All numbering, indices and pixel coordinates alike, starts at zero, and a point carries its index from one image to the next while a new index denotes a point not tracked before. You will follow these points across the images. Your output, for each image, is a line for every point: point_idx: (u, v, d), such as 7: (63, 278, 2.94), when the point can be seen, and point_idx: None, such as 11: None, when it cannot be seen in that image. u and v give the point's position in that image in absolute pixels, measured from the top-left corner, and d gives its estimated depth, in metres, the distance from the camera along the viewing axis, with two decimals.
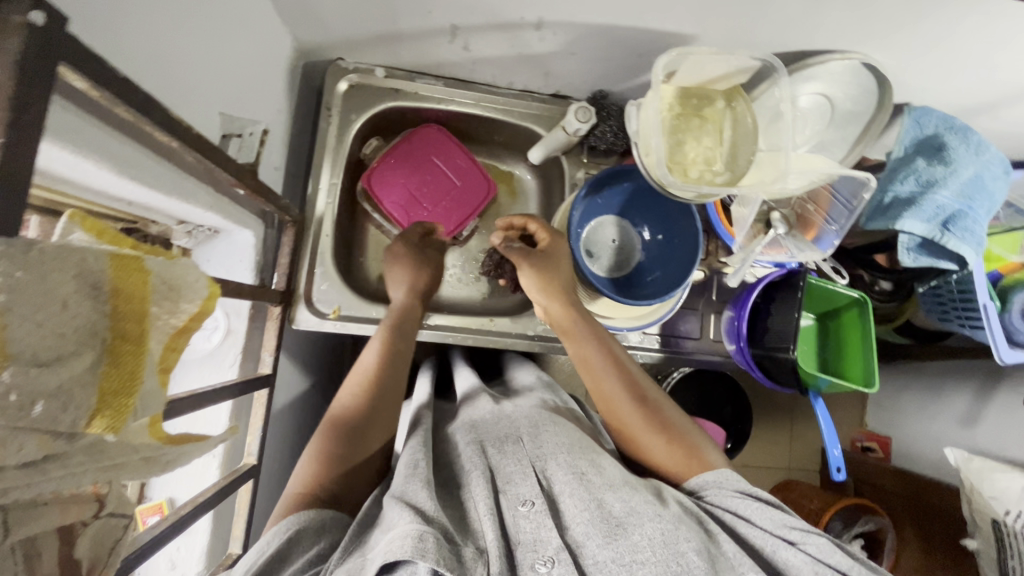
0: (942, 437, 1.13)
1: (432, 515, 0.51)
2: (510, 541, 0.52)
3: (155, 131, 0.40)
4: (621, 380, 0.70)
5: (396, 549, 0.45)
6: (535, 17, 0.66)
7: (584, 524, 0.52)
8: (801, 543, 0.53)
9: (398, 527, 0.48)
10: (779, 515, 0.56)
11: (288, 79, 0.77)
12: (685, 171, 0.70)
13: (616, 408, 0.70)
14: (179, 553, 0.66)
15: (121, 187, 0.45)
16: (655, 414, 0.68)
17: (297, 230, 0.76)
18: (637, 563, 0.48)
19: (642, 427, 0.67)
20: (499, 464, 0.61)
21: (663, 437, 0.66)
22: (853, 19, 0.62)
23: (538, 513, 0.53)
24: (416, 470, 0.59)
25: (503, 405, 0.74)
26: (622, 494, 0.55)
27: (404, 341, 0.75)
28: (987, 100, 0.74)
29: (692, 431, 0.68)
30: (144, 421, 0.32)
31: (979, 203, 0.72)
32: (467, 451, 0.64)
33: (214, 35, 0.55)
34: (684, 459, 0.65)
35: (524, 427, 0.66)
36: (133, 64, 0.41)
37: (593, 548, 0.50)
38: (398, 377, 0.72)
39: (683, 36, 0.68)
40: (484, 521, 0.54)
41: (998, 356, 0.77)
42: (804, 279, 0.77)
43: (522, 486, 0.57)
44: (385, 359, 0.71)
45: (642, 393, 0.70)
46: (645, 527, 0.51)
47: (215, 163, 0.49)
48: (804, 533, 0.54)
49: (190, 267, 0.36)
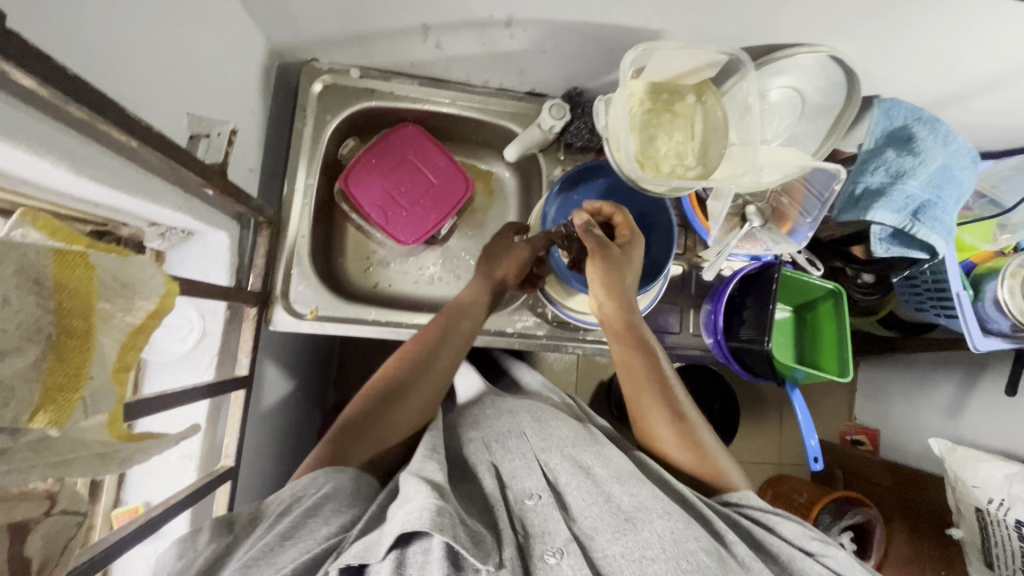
0: (926, 428, 1.14)
1: (446, 493, 0.52)
2: (520, 533, 0.54)
3: (112, 130, 0.40)
4: (664, 383, 0.71)
5: (414, 520, 0.46)
6: (504, 15, 0.66)
7: (592, 518, 0.53)
8: (819, 554, 0.55)
9: (415, 501, 0.50)
10: (796, 525, 0.57)
11: (262, 80, 0.77)
12: (657, 166, 0.70)
13: (649, 407, 0.71)
14: (156, 557, 0.66)
15: (82, 186, 0.44)
16: (690, 422, 0.69)
17: (273, 231, 0.76)
18: (648, 559, 0.48)
19: (675, 432, 0.68)
20: (504, 462, 0.63)
21: (695, 449, 0.67)
22: (816, 14, 0.63)
23: (544, 506, 0.56)
24: (434, 453, 0.61)
25: (506, 399, 0.76)
26: (630, 487, 0.55)
27: (468, 331, 0.74)
28: (955, 92, 0.75)
29: (720, 456, 0.68)
30: (101, 418, 0.33)
31: (947, 193, 0.72)
32: (472, 448, 0.67)
33: (179, 36, 0.55)
34: (708, 472, 0.67)
35: (527, 422, 0.67)
36: (88, 63, 0.41)
37: (603, 542, 0.51)
38: (451, 367, 0.72)
39: (652, 32, 0.68)
40: (495, 513, 0.56)
41: (971, 344, 0.78)
42: (779, 271, 0.78)
43: (527, 480, 0.59)
44: (438, 349, 0.71)
45: (680, 404, 0.70)
46: (655, 523, 0.50)
47: (179, 163, 0.49)
48: (825, 544, 0.55)
49: (145, 265, 0.36)
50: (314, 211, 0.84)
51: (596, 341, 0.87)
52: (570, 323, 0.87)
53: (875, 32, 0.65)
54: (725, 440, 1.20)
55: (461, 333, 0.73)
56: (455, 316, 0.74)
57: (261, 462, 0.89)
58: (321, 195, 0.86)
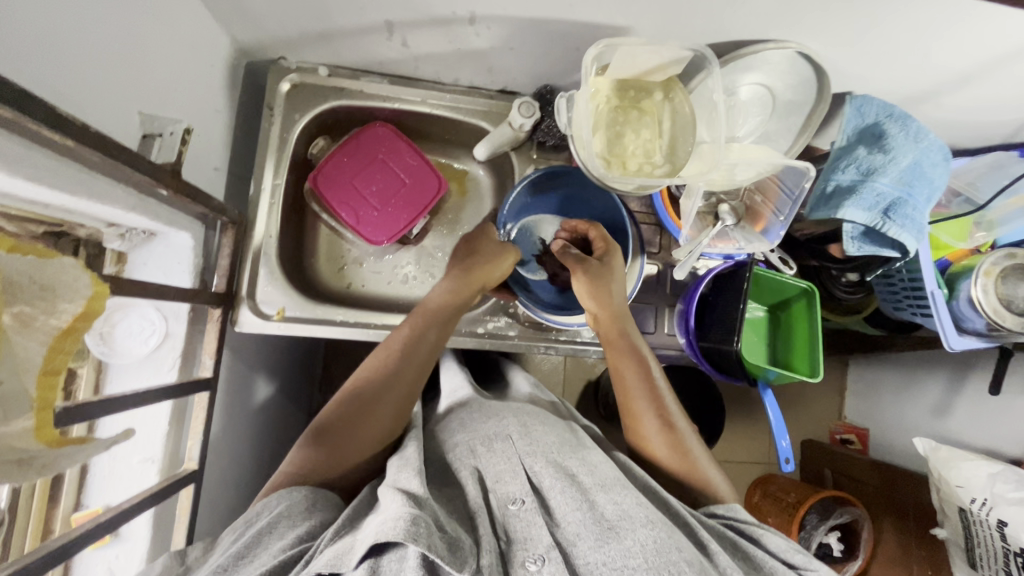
0: (913, 427, 1.14)
1: (423, 500, 0.52)
2: (503, 539, 0.53)
3: (42, 129, 0.39)
4: (654, 391, 0.70)
5: (389, 531, 0.45)
6: (466, 12, 0.66)
7: (577, 524, 0.52)
8: (803, 568, 0.53)
9: (391, 509, 0.49)
10: (781, 539, 0.56)
11: (228, 79, 0.76)
12: (623, 164, 0.71)
13: (639, 414, 0.70)
14: (118, 562, 0.65)
15: (20, 187, 0.44)
16: (679, 429, 0.68)
17: (238, 231, 0.75)
18: (629, 568, 0.47)
19: (663, 440, 0.68)
20: (488, 465, 0.61)
21: (683, 456, 0.67)
22: (779, 10, 0.62)
23: (527, 511, 0.54)
24: (409, 460, 0.59)
25: (491, 402, 0.73)
26: (614, 495, 0.54)
27: (433, 340, 0.72)
28: (926, 88, 0.74)
29: (708, 464, 0.67)
30: (29, 422, 0.33)
31: (918, 190, 0.72)
32: (458, 447, 0.65)
33: (130, 33, 0.54)
34: (696, 480, 0.66)
35: (512, 425, 0.65)
36: (18, 61, 0.40)
37: (584, 549, 0.50)
38: (417, 381, 0.69)
39: (617, 29, 0.68)
40: (478, 518, 0.55)
41: (946, 343, 0.77)
42: (750, 271, 0.77)
43: (511, 483, 0.57)
44: (401, 365, 0.68)
45: (670, 412, 0.70)
46: (637, 532, 0.49)
47: (124, 162, 0.48)
48: (808, 558, 0.54)
49: (68, 265, 0.35)
50: (284, 211, 0.83)
51: (570, 341, 0.86)
52: (543, 324, 0.86)
53: (841, 28, 0.64)
54: (710, 440, 1.20)
55: (426, 347, 0.71)
56: (420, 327, 0.72)
57: (241, 465, 0.88)
58: (293, 194, 0.86)
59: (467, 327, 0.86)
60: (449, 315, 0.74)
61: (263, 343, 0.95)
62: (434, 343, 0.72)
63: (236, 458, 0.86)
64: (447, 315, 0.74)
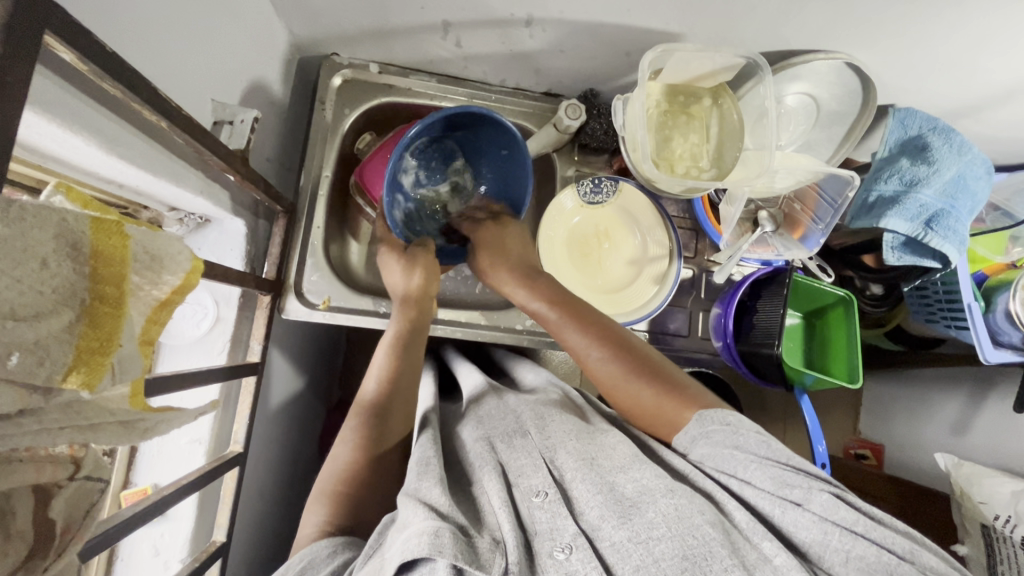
0: (932, 445, 1.07)
1: (446, 513, 0.51)
2: (525, 530, 0.51)
3: (142, 108, 0.40)
4: (600, 344, 0.68)
5: (413, 547, 0.45)
6: (524, 14, 0.67)
7: (598, 507, 0.50)
8: (805, 502, 0.49)
9: (415, 525, 0.48)
10: (780, 472, 0.51)
11: (284, 71, 0.78)
12: (671, 167, 0.73)
13: (595, 368, 0.68)
14: (163, 540, 0.67)
15: (110, 165, 0.45)
16: (636, 370, 0.66)
17: (288, 220, 0.76)
18: (654, 539, 0.45)
19: (624, 384, 0.66)
20: (510, 459, 0.59)
21: (646, 392, 0.64)
22: (836, 22, 0.63)
23: (552, 503, 0.52)
24: (429, 467, 0.58)
25: (507, 399, 0.74)
26: (634, 475, 0.53)
27: (410, 361, 0.74)
28: (970, 102, 0.75)
29: (679, 390, 0.64)
30: (124, 389, 0.33)
31: (962, 203, 0.73)
32: (474, 447, 0.63)
33: (209, 22, 0.55)
34: (668, 418, 0.62)
35: (529, 419, 0.65)
36: (122, 41, 0.42)
37: (609, 529, 0.48)
38: (408, 406, 0.71)
39: (672, 35, 0.69)
40: (499, 513, 0.52)
41: (982, 356, 0.77)
42: (790, 277, 0.78)
43: (534, 477, 0.56)
44: (387, 394, 0.70)
45: (621, 356, 0.67)
46: (658, 503, 0.48)
47: (204, 146, 0.49)
48: (808, 490, 0.49)
49: (172, 239, 0.36)
50: (329, 203, 0.84)
51: None
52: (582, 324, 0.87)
53: (894, 41, 0.66)
54: None
55: (408, 378, 0.73)
56: (393, 352, 0.73)
57: (267, 454, 0.88)
58: (337, 187, 0.87)
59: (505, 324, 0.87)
60: (416, 340, 0.75)
61: (295, 333, 0.95)
62: (412, 366, 0.74)
63: (264, 447, 0.86)
64: (414, 339, 0.75)
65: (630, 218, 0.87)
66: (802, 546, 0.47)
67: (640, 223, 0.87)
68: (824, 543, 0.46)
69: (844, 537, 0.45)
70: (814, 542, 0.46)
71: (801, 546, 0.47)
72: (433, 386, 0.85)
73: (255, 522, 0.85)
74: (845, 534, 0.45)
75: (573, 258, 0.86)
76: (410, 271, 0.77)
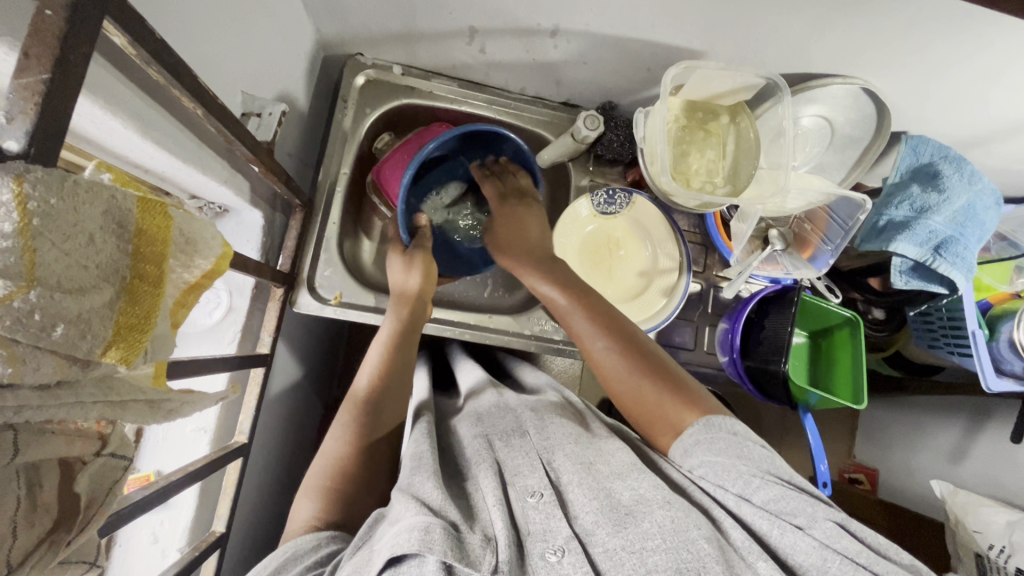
0: (927, 471, 1.06)
1: (438, 507, 0.50)
2: (519, 530, 0.50)
3: (181, 94, 0.41)
4: (608, 338, 0.67)
5: (403, 541, 0.44)
6: (551, 24, 0.69)
7: (593, 513, 0.49)
8: (807, 527, 0.46)
9: (404, 520, 0.48)
10: (784, 492, 0.49)
11: (309, 67, 0.79)
12: (687, 181, 0.75)
13: (604, 369, 0.67)
14: (162, 528, 0.66)
15: (142, 150, 0.46)
16: (644, 365, 0.64)
17: (305, 215, 0.77)
18: (648, 550, 0.45)
19: (631, 385, 0.64)
20: (506, 458, 0.59)
21: (653, 394, 0.62)
22: (855, 50, 0.65)
23: (547, 504, 0.51)
24: (422, 461, 0.58)
25: (508, 398, 0.73)
26: (630, 483, 0.52)
27: (406, 355, 0.73)
28: (980, 133, 0.77)
29: (688, 390, 0.61)
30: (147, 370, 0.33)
31: (971, 230, 0.74)
32: (473, 443, 0.62)
33: (243, 15, 0.56)
34: (669, 421, 0.60)
35: (530, 420, 0.64)
36: (161, 27, 0.42)
37: (603, 536, 0.47)
38: (397, 405, 0.70)
39: (694, 52, 0.71)
40: (492, 511, 0.52)
41: (984, 383, 0.77)
42: (797, 296, 0.79)
43: (529, 477, 0.55)
44: (380, 390, 0.69)
45: (634, 346, 0.66)
46: (655, 514, 0.47)
47: (235, 138, 0.50)
48: (812, 516, 0.47)
49: (208, 224, 0.35)
50: (346, 200, 0.85)
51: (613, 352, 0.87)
52: None
53: (912, 70, 0.67)
54: None
55: (398, 364, 0.71)
56: (386, 352, 0.72)
57: (268, 447, 0.87)
58: (355, 185, 0.88)
59: (515, 328, 0.87)
60: (409, 339, 0.74)
61: (301, 327, 0.95)
62: (406, 356, 0.73)
63: (266, 439, 0.85)
64: (407, 339, 0.73)
65: (642, 230, 0.88)
66: (793, 565, 0.46)
67: (652, 236, 0.88)
68: (823, 570, 0.44)
69: (844, 565, 0.43)
70: (812, 566, 0.44)
71: (799, 570, 0.45)
72: (427, 381, 0.85)
73: (252, 514, 0.84)
74: (846, 563, 0.43)
75: (585, 264, 0.87)
76: (409, 271, 0.78)
